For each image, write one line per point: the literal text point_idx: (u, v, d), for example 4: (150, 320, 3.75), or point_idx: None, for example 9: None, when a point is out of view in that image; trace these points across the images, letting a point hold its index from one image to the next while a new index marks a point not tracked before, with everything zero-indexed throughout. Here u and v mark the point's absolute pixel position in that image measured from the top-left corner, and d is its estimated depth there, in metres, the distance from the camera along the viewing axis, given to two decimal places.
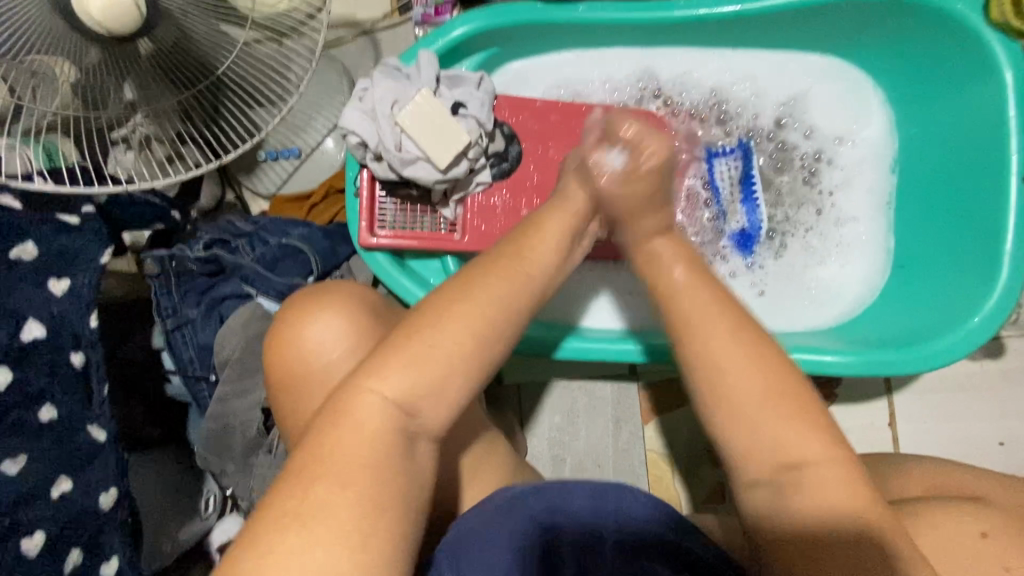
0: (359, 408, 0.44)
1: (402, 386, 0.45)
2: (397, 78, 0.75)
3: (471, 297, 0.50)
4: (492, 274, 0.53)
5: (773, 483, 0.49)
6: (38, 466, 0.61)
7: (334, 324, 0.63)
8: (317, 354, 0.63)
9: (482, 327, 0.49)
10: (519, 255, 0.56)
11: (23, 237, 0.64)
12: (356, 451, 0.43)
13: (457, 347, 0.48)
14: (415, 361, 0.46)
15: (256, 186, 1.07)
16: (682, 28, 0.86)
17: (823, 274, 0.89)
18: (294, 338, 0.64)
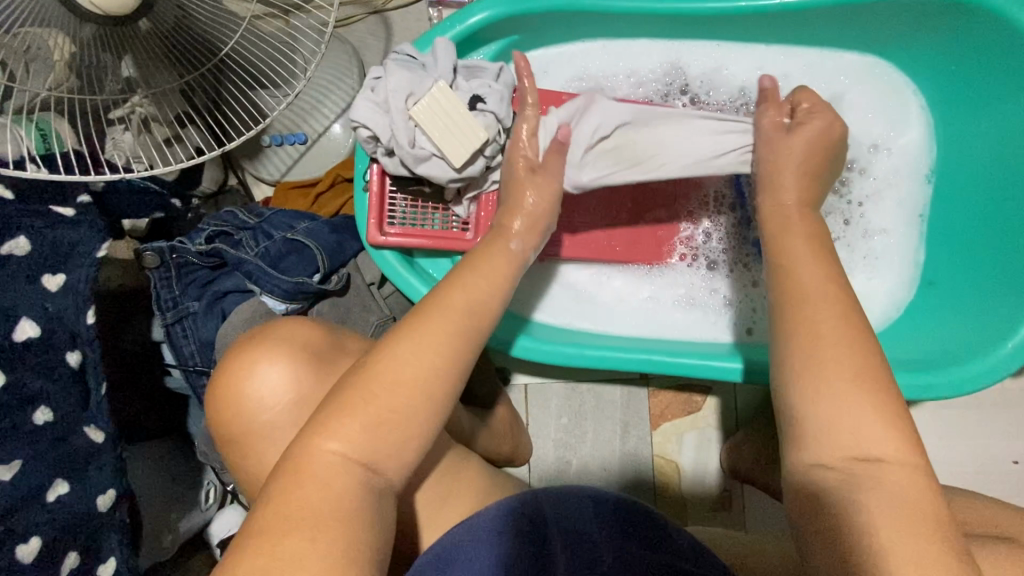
0: (316, 464, 0.47)
1: (349, 440, 0.48)
2: (412, 67, 0.70)
3: (405, 351, 0.52)
4: (429, 313, 0.55)
5: (840, 471, 0.48)
6: (32, 470, 0.59)
7: (274, 372, 0.64)
8: (262, 411, 0.64)
9: (413, 378, 0.51)
10: (448, 289, 0.58)
11: (13, 232, 0.60)
12: (320, 505, 0.45)
13: (389, 402, 0.49)
14: (352, 419, 0.49)
15: (260, 172, 1.03)
16: (715, 20, 0.81)
17: (847, 288, 0.85)
18: (232, 393, 0.65)
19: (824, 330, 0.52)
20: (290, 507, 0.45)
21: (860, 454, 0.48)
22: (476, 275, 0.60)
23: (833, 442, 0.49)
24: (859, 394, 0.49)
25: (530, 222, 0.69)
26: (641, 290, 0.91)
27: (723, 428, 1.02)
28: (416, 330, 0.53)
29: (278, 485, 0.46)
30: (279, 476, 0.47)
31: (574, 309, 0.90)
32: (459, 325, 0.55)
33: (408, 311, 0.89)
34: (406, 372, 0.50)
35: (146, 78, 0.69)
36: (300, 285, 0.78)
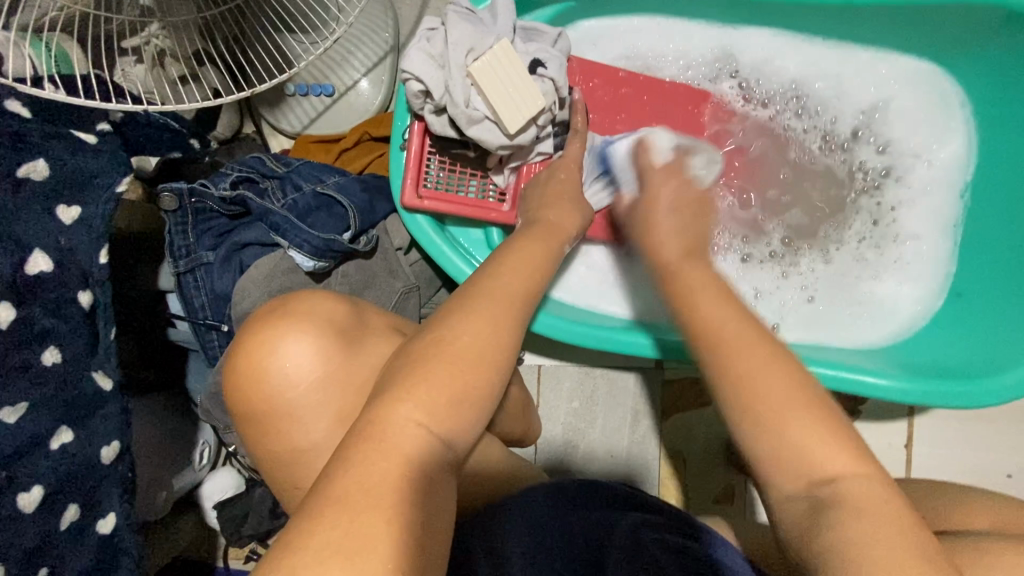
0: (393, 433, 0.44)
1: (424, 411, 0.46)
2: (472, 22, 0.66)
3: (464, 329, 0.50)
4: (480, 298, 0.53)
5: (804, 497, 0.46)
6: (39, 415, 0.55)
7: (303, 345, 0.59)
8: (288, 385, 0.59)
9: (471, 356, 0.49)
10: (495, 275, 0.56)
11: (31, 154, 0.55)
12: (394, 472, 0.42)
13: (454, 380, 0.47)
14: (422, 391, 0.46)
15: (279, 122, 0.98)
16: (776, 7, 0.79)
17: (876, 292, 0.86)
18: (253, 367, 0.58)
19: (730, 363, 0.49)
20: (374, 478, 0.42)
21: (816, 478, 0.46)
22: (521, 261, 0.58)
23: (788, 469, 0.46)
24: (793, 410, 0.47)
25: (570, 200, 0.68)
26: None
27: None
28: (468, 312, 0.51)
29: (346, 457, 0.43)
30: (351, 447, 0.44)
31: (597, 293, 0.88)
32: (511, 307, 0.53)
33: (432, 280, 0.86)
34: (462, 347, 0.49)
35: (164, 7, 0.70)
36: (328, 242, 0.74)
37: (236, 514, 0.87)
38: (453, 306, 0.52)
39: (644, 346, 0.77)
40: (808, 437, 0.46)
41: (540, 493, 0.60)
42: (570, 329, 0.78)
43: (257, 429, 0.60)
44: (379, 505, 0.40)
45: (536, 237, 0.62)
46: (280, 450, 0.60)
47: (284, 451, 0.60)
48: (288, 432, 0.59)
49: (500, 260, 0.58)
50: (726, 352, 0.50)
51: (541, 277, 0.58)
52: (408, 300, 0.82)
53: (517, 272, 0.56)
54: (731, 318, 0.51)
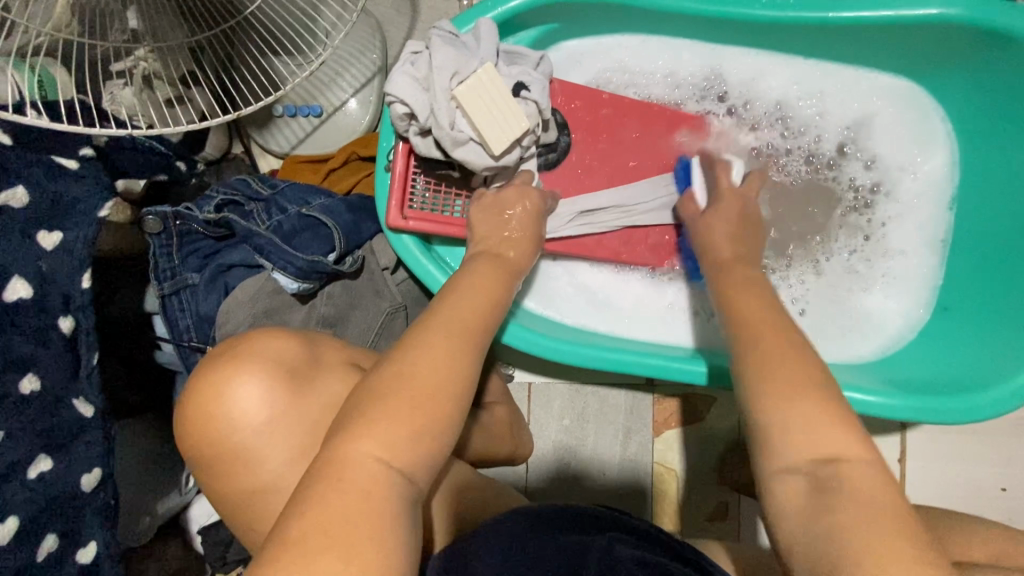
0: (352, 470, 0.44)
1: (384, 447, 0.45)
2: (456, 45, 0.67)
3: (419, 359, 0.49)
4: (450, 325, 0.53)
5: (808, 475, 0.47)
6: (15, 443, 0.54)
7: (251, 386, 0.58)
8: (240, 428, 0.58)
9: (437, 385, 0.48)
10: (455, 302, 0.56)
11: (11, 180, 0.55)
12: (348, 511, 0.42)
13: (414, 411, 0.47)
14: (380, 427, 0.46)
15: (268, 143, 0.99)
16: (759, 28, 0.80)
17: (863, 308, 0.86)
18: (205, 414, 0.58)
19: (764, 342, 0.53)
20: (330, 522, 0.42)
21: (820, 457, 0.47)
22: (479, 287, 0.59)
23: (790, 444, 0.48)
24: (802, 391, 0.49)
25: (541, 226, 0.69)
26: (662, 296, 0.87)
27: (724, 439, 1.00)
28: (432, 344, 0.51)
29: (305, 499, 0.43)
30: (310, 484, 0.44)
31: (585, 310, 0.87)
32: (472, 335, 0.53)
33: (419, 300, 0.86)
34: (428, 378, 0.48)
35: (151, 33, 0.70)
36: (314, 264, 0.73)
37: (219, 541, 0.84)
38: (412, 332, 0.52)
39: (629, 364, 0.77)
40: (817, 411, 0.48)
41: (524, 520, 0.60)
42: (555, 347, 0.77)
43: (222, 466, 0.58)
44: (336, 547, 0.41)
45: (503, 269, 0.63)
46: (259, 484, 0.58)
47: (242, 489, 0.59)
48: (265, 464, 0.58)
49: (468, 288, 0.58)
50: (759, 332, 0.54)
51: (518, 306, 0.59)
52: (395, 320, 0.82)
53: (471, 301, 0.57)
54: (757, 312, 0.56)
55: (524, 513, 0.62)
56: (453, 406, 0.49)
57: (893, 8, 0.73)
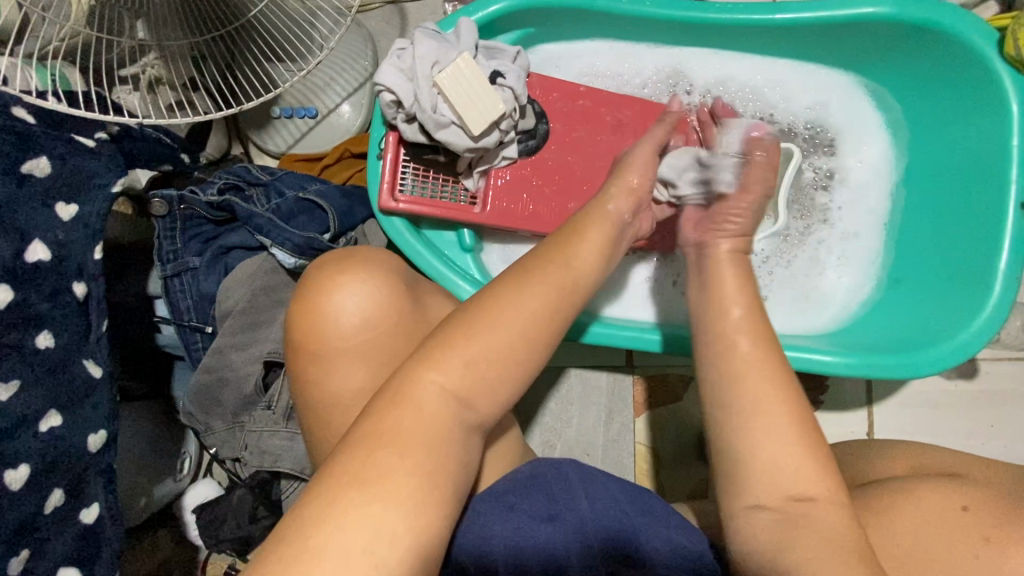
0: (419, 396, 0.48)
1: (451, 378, 0.50)
2: (439, 40, 0.74)
3: (510, 300, 0.53)
4: (542, 271, 0.56)
5: (778, 512, 0.51)
6: (28, 397, 0.57)
7: (354, 290, 0.63)
8: (342, 320, 0.62)
9: (525, 326, 0.53)
10: (563, 252, 0.59)
11: (35, 153, 0.60)
12: (417, 431, 0.47)
13: (495, 348, 0.51)
14: (450, 356, 0.50)
15: (265, 143, 1.05)
16: (715, 30, 0.89)
17: (820, 283, 0.93)
18: (316, 303, 0.62)
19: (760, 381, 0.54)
20: (399, 439, 0.46)
21: (794, 496, 0.51)
22: (586, 238, 0.61)
23: (770, 484, 0.51)
24: (795, 440, 0.51)
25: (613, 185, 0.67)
26: (636, 275, 0.95)
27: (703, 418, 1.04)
28: (536, 286, 0.55)
29: (375, 417, 0.47)
30: (382, 399, 0.49)
31: None
32: (570, 289, 0.57)
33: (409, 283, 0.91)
34: (521, 314, 0.53)
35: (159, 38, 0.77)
36: (310, 240, 0.78)
37: (214, 518, 0.86)
38: (515, 279, 0.55)
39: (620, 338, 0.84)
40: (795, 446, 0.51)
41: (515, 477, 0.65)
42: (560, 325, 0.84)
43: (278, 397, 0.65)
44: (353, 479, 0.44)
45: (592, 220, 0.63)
46: None
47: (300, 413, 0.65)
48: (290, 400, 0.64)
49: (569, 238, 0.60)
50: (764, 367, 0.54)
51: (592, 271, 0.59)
52: None
53: (585, 259, 0.59)
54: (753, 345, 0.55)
55: (523, 467, 0.67)
56: (523, 364, 0.53)
57: (828, 11, 0.82)
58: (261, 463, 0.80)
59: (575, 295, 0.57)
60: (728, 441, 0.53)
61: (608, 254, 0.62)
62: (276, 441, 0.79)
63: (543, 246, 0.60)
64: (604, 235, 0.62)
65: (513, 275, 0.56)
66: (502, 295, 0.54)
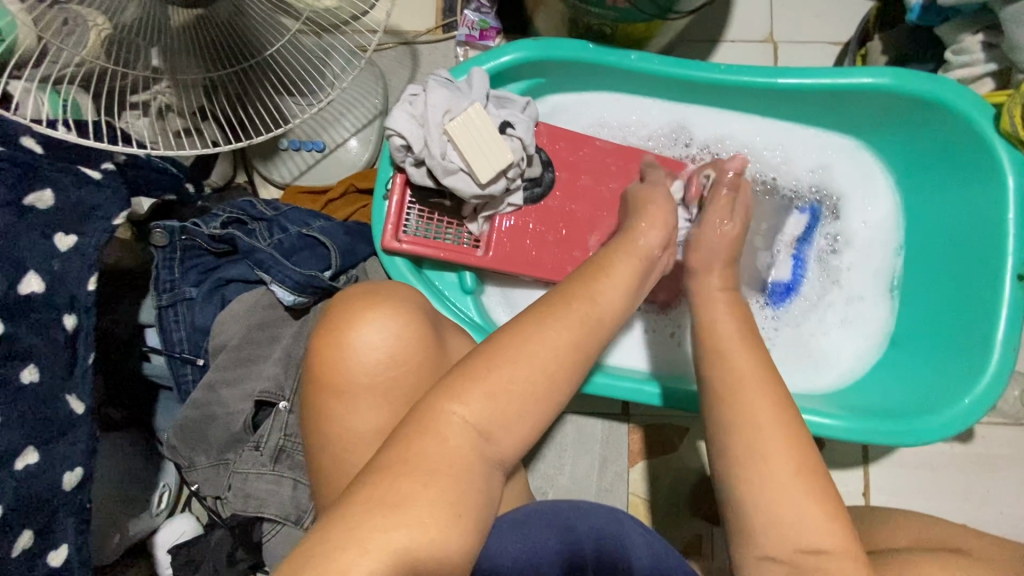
0: (442, 428, 0.50)
1: (475, 413, 0.51)
2: (452, 89, 0.75)
3: (541, 333, 0.55)
4: (575, 304, 0.59)
5: (789, 565, 0.51)
6: (7, 433, 0.56)
7: (383, 325, 0.63)
8: (363, 360, 0.62)
9: (557, 364, 0.54)
10: (597, 287, 0.61)
11: (37, 185, 0.60)
12: (437, 459, 0.49)
13: (526, 383, 0.53)
14: (480, 390, 0.51)
15: (271, 173, 1.05)
16: (720, 90, 0.91)
17: (823, 343, 0.93)
18: (342, 340, 0.62)
19: (766, 399, 0.56)
20: (428, 469, 0.48)
21: (794, 561, 0.51)
22: (614, 275, 0.63)
23: (780, 535, 0.51)
24: (799, 488, 0.52)
25: (646, 230, 0.70)
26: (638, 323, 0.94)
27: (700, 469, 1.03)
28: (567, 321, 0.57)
29: (390, 457, 0.48)
30: (408, 430, 0.50)
31: None
32: (598, 328, 0.59)
33: None
34: (556, 343, 0.55)
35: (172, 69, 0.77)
36: (311, 278, 0.77)
37: (188, 560, 0.81)
38: (535, 320, 0.56)
39: (620, 389, 0.83)
40: (793, 518, 0.51)
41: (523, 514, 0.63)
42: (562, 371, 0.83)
43: None
44: (353, 528, 0.44)
45: (623, 256, 0.66)
46: None
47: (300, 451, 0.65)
48: None
49: (595, 277, 0.62)
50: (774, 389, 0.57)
51: (616, 313, 0.61)
52: None
53: (614, 297, 0.61)
54: (756, 381, 0.57)
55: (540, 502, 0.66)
56: (542, 400, 0.54)
57: (828, 77, 0.85)
58: (245, 507, 0.78)
59: (605, 332, 0.59)
60: (729, 493, 0.54)
61: (629, 297, 0.63)
62: (263, 484, 0.77)
63: (577, 279, 0.63)
64: (631, 274, 0.64)
65: (539, 309, 0.58)
66: (519, 337, 0.55)
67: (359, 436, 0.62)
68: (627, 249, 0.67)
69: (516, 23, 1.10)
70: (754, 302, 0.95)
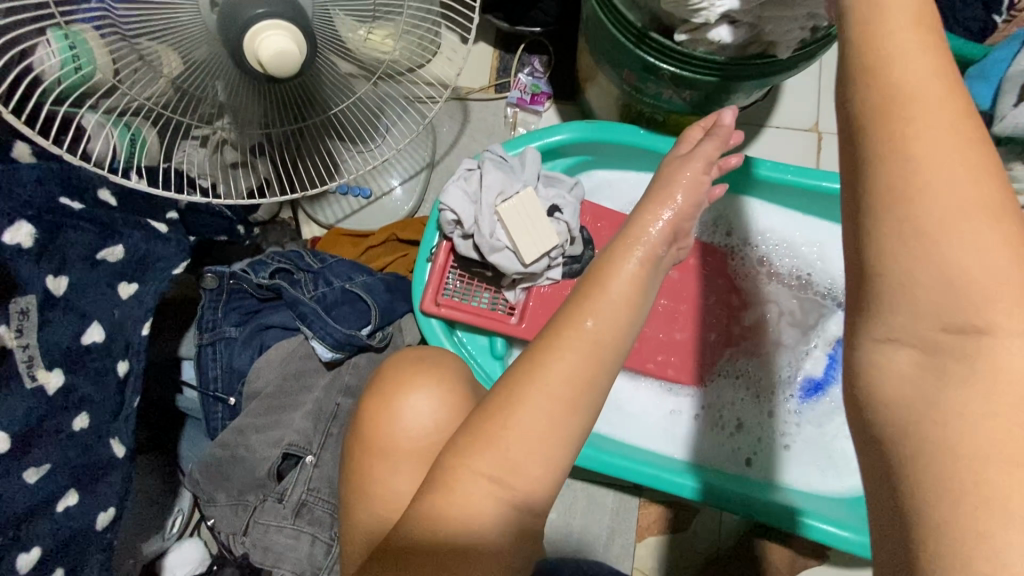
0: (461, 486, 0.50)
1: (494, 468, 0.49)
2: (505, 170, 0.78)
3: (539, 369, 0.51)
4: (569, 330, 0.53)
5: None
6: (55, 476, 0.57)
7: (428, 394, 0.67)
8: (405, 433, 0.66)
9: (557, 401, 0.50)
10: (589, 308, 0.55)
11: (112, 240, 0.62)
12: (457, 511, 0.50)
13: (533, 429, 0.49)
14: (491, 445, 0.50)
15: (316, 213, 1.08)
16: (764, 185, 0.93)
17: (846, 447, 0.92)
18: (388, 402, 0.67)
19: None
20: (448, 524, 0.50)
21: None
22: (609, 288, 0.57)
23: None
24: None
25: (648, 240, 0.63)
26: (663, 404, 0.95)
27: (709, 552, 1.02)
28: (564, 352, 0.52)
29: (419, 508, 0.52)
30: (430, 487, 0.52)
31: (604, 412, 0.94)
32: (597, 353, 0.53)
33: None
34: (557, 378, 0.50)
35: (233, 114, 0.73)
36: (350, 336, 0.80)
37: None
38: (533, 360, 0.52)
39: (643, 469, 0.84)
40: None
41: None
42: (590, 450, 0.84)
43: None
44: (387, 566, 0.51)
45: (622, 253, 0.60)
46: None
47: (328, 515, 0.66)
48: None
49: (589, 295, 0.56)
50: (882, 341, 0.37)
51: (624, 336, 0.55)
52: None
53: (611, 316, 0.54)
54: None
55: None
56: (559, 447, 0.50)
57: None
58: (260, 556, 0.78)
59: (603, 349, 0.53)
60: None
61: (633, 306, 0.57)
62: (282, 538, 0.79)
63: (572, 297, 0.56)
64: (631, 282, 0.58)
65: (538, 339, 0.54)
66: (520, 378, 0.51)
67: (383, 504, 0.64)
68: (625, 248, 0.61)
69: (566, 90, 1.13)
70: (778, 394, 0.95)
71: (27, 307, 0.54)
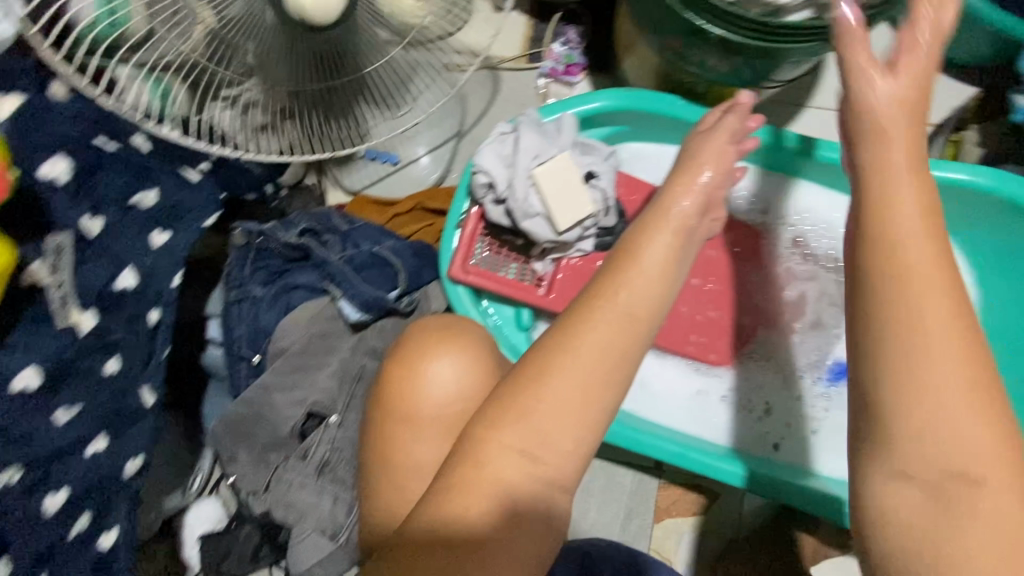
0: (489, 457, 0.48)
1: (523, 440, 0.47)
2: (542, 134, 0.76)
3: (570, 339, 0.50)
4: (603, 302, 0.52)
5: None
6: (84, 420, 0.57)
7: (452, 361, 0.65)
8: (428, 397, 0.64)
9: (587, 373, 0.48)
10: (624, 282, 0.53)
11: (146, 184, 0.61)
12: (482, 487, 0.47)
13: (564, 400, 0.48)
14: (519, 416, 0.48)
15: (343, 179, 1.07)
16: (804, 163, 0.90)
17: None
18: (410, 371, 0.65)
19: None
20: (473, 501, 0.47)
21: None
22: (643, 262, 0.55)
23: None
24: None
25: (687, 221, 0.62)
26: (689, 383, 0.93)
27: (729, 534, 1.01)
28: (598, 323, 0.51)
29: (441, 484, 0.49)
30: (455, 461, 0.49)
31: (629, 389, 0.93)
32: (631, 324, 0.51)
33: None
34: (588, 351, 0.49)
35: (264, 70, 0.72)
36: (378, 298, 0.80)
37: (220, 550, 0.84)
38: (564, 329, 0.51)
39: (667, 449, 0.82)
40: None
41: None
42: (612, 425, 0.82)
43: None
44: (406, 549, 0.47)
45: (657, 232, 0.60)
46: None
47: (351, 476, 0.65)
48: None
49: (623, 267, 0.55)
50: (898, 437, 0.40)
51: (657, 312, 0.54)
52: None
53: (644, 290, 0.53)
54: None
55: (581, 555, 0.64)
56: (589, 419, 0.48)
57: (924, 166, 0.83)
58: (282, 511, 0.79)
59: (637, 324, 0.52)
60: None
61: (667, 280, 0.55)
62: (305, 495, 0.79)
63: (605, 270, 0.55)
64: (664, 257, 0.57)
65: (571, 310, 0.53)
66: (550, 349, 0.50)
67: (406, 470, 0.64)
68: (659, 226, 0.60)
69: (601, 62, 1.10)
70: (807, 378, 0.93)
71: (60, 245, 0.54)
